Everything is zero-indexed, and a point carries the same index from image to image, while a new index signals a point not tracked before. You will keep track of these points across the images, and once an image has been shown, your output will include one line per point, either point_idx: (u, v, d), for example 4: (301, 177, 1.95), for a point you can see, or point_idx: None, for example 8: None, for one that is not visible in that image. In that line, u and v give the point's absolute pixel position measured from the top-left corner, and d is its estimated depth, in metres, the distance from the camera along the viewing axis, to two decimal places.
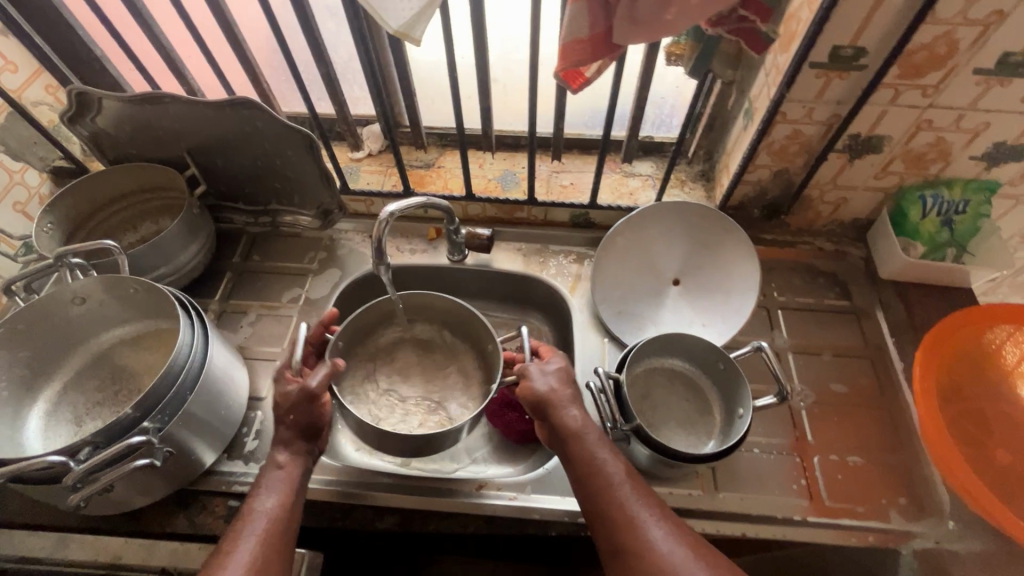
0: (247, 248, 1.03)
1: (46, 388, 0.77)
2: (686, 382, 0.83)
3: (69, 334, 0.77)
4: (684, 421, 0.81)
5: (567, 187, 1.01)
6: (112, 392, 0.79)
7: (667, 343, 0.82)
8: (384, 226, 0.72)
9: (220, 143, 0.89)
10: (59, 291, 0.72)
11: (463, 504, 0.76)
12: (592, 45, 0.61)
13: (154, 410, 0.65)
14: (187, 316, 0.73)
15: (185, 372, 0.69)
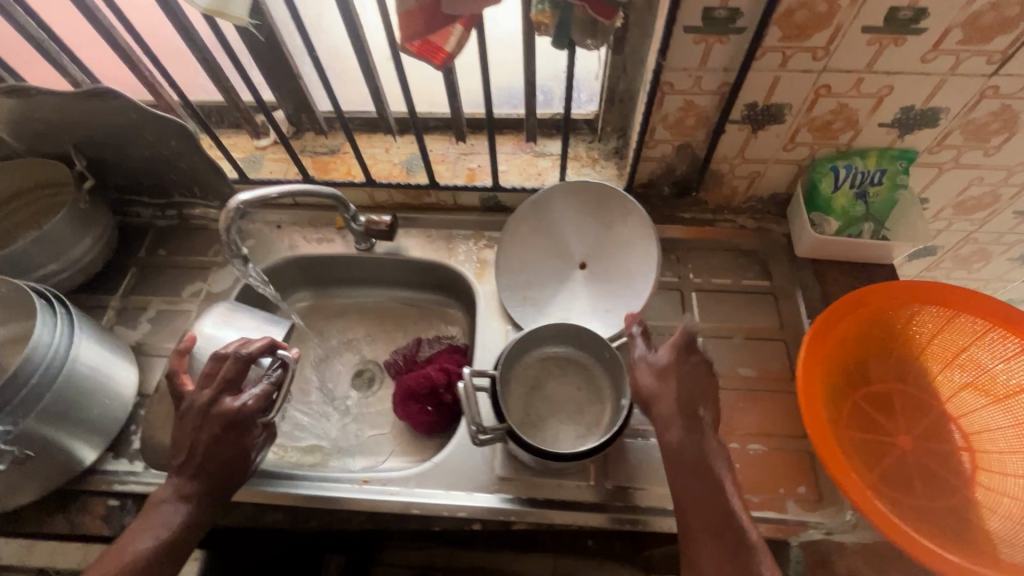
0: (153, 242, 1.01)
1: None
2: (580, 372, 0.81)
3: None
4: (574, 411, 0.79)
5: (474, 169, 0.97)
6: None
7: (556, 333, 0.80)
8: (231, 214, 0.73)
9: (103, 135, 0.86)
10: None
11: (343, 500, 0.74)
12: (423, 17, 0.57)
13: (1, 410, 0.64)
14: (49, 312, 0.72)
15: (39, 371, 0.67)
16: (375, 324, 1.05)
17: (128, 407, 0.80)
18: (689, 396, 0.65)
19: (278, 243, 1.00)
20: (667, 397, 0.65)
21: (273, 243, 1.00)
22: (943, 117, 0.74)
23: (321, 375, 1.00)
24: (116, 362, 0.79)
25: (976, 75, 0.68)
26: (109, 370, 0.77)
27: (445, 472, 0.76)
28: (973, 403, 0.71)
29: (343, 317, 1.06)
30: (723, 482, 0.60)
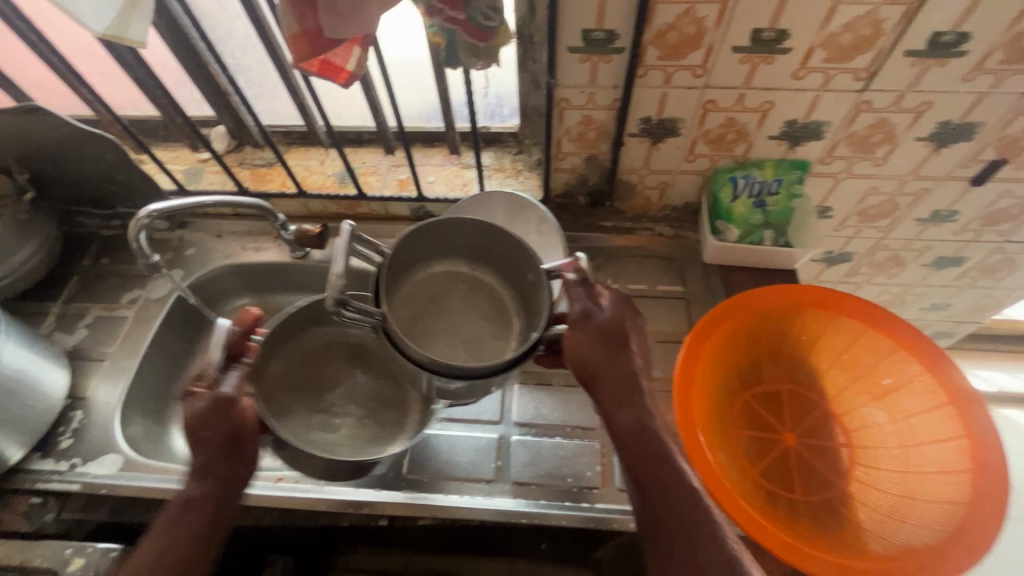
0: (97, 251, 1.05)
1: None
2: (489, 299, 0.72)
3: None
4: (471, 338, 0.72)
5: (403, 180, 1.01)
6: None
7: (468, 248, 0.69)
8: (141, 223, 0.78)
9: (41, 149, 0.91)
10: None
11: (255, 498, 0.78)
12: (309, 41, 0.61)
13: None
14: None
15: None
16: None
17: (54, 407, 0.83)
18: (632, 369, 0.63)
19: (218, 251, 1.04)
20: (610, 372, 0.62)
21: (213, 252, 1.04)
22: (827, 130, 0.78)
23: None
24: (45, 365, 0.83)
25: (848, 90, 0.72)
26: (33, 372, 0.80)
27: None
28: (854, 402, 0.75)
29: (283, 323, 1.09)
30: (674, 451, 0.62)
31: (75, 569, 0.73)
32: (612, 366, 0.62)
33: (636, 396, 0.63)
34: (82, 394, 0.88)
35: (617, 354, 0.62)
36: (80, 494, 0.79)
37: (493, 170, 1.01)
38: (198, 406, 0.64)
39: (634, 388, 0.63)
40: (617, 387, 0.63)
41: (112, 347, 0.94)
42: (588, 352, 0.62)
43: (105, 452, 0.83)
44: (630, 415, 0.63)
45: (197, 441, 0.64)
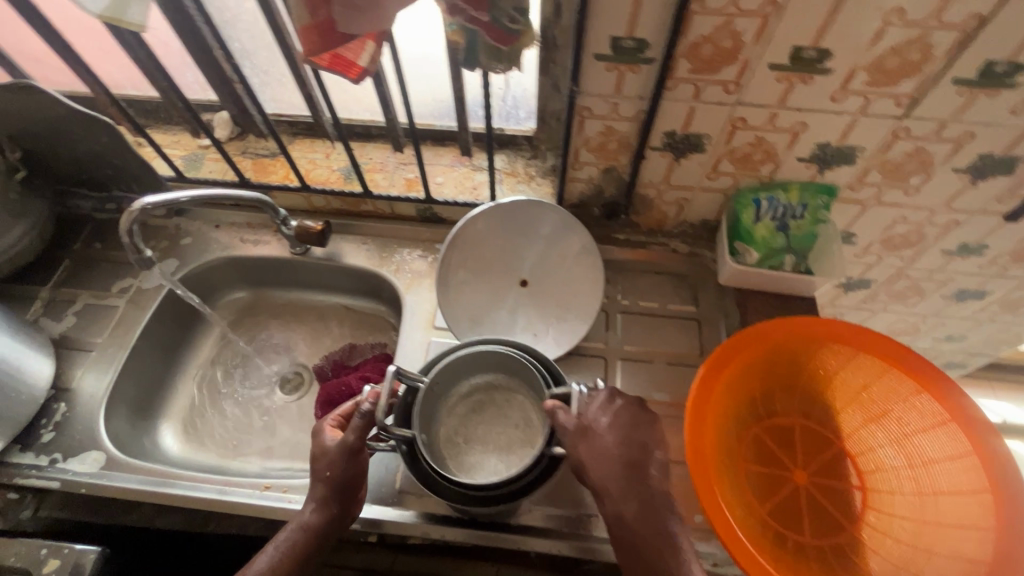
0: (90, 235, 1.01)
1: None
2: (522, 411, 0.75)
3: None
4: (502, 445, 0.74)
5: (411, 180, 0.98)
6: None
7: (508, 363, 0.73)
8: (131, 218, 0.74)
9: (34, 125, 0.86)
10: None
11: (241, 506, 0.75)
12: (319, 33, 0.57)
13: None
14: None
15: None
16: (308, 327, 1.06)
17: (35, 391, 0.80)
18: (623, 454, 0.60)
19: (215, 242, 1.01)
20: (596, 459, 0.59)
21: (210, 242, 1.01)
22: (860, 156, 0.74)
23: (252, 377, 1.00)
24: (22, 352, 0.79)
25: (887, 116, 0.68)
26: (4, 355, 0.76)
27: None
28: (873, 441, 0.72)
29: (278, 319, 1.06)
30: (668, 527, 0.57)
31: (50, 570, 0.71)
32: (596, 453, 0.59)
33: (624, 476, 0.59)
34: (69, 385, 0.85)
35: (598, 440, 0.60)
36: (59, 491, 0.77)
37: (505, 175, 0.97)
38: (347, 440, 0.63)
39: (626, 469, 0.59)
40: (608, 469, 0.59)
41: (99, 337, 0.90)
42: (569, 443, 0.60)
43: (88, 448, 0.80)
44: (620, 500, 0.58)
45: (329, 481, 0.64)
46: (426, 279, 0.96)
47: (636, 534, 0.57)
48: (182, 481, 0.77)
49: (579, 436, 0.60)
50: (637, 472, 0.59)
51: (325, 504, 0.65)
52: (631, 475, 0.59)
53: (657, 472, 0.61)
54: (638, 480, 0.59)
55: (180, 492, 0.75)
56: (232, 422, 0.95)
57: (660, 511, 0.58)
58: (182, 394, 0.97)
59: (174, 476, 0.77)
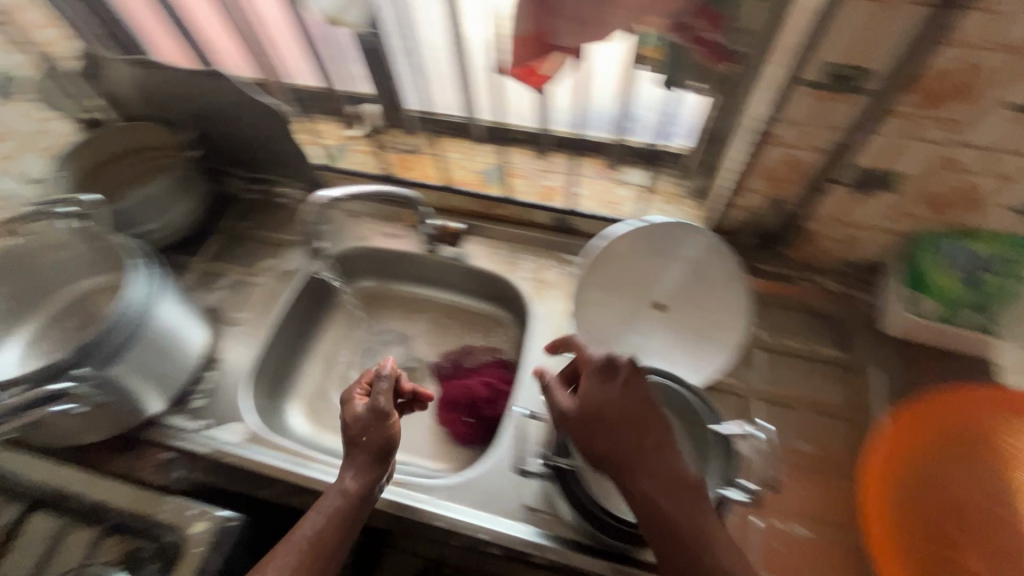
0: (239, 213, 1.07)
1: (27, 323, 0.86)
2: None
3: (47, 277, 0.85)
4: None
5: (550, 189, 0.96)
6: (74, 327, 0.87)
7: (666, 398, 0.73)
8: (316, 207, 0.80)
9: (214, 108, 0.92)
10: (40, 234, 0.80)
11: (372, 498, 0.76)
12: (533, 43, 0.56)
13: (90, 358, 0.69)
14: (141, 267, 0.77)
15: (128, 325, 0.72)
16: (425, 322, 1.05)
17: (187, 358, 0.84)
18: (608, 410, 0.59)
19: (353, 232, 1.04)
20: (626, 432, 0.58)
21: (347, 231, 1.04)
22: None
23: (370, 366, 1.02)
24: (184, 322, 0.83)
25: None
26: (172, 325, 0.80)
27: (474, 488, 0.77)
28: None
29: (396, 310, 1.07)
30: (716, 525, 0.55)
31: (198, 531, 0.75)
32: (639, 445, 0.58)
33: (666, 471, 0.57)
34: (218, 355, 0.91)
35: (645, 438, 0.58)
36: (206, 457, 0.81)
37: (649, 192, 0.94)
38: (381, 404, 0.69)
39: (619, 433, 0.58)
40: (620, 440, 0.58)
41: (245, 313, 0.96)
42: (603, 427, 0.59)
43: (234, 419, 0.84)
44: (650, 484, 0.56)
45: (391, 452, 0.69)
46: (556, 291, 0.95)
47: (673, 533, 0.54)
48: (318, 463, 0.79)
49: (625, 422, 0.58)
50: (676, 468, 0.57)
51: (367, 471, 0.68)
52: (676, 472, 0.57)
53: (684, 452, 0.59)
54: (630, 445, 0.57)
55: (315, 474, 0.78)
56: None
57: (705, 514, 0.55)
58: (307, 375, 1.00)
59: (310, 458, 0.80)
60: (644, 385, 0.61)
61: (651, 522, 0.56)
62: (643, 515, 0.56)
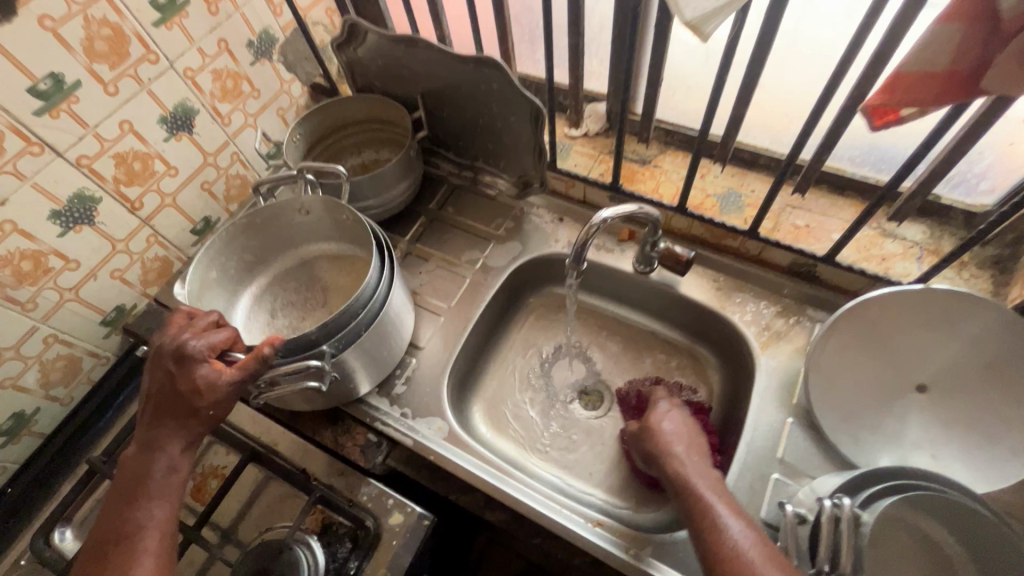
0: (444, 197, 1.06)
1: (260, 277, 0.91)
2: (939, 561, 0.62)
3: (287, 236, 0.89)
4: None
5: (799, 228, 0.84)
6: (302, 289, 0.91)
7: (964, 519, 0.58)
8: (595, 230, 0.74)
9: (452, 91, 0.89)
10: (294, 199, 0.83)
11: (572, 534, 0.71)
12: (942, 82, 0.45)
13: (334, 337, 0.73)
14: (382, 257, 0.79)
15: (366, 309, 0.75)
16: (613, 345, 0.99)
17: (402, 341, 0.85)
18: (669, 436, 0.69)
19: (557, 236, 0.98)
20: (679, 456, 0.67)
21: (552, 234, 0.99)
22: None
23: (552, 379, 0.97)
24: (405, 306, 0.85)
25: None
26: (398, 306, 0.82)
27: (686, 554, 0.70)
28: None
29: (586, 325, 1.01)
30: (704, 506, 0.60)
31: (396, 523, 0.75)
32: (693, 473, 0.64)
33: (718, 498, 0.61)
34: (419, 342, 0.90)
35: (660, 449, 0.69)
36: (406, 447, 0.81)
37: (927, 252, 0.79)
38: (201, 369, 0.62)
39: (655, 448, 0.69)
40: (675, 460, 0.66)
41: (445, 303, 0.94)
42: (661, 449, 0.68)
43: (432, 413, 0.83)
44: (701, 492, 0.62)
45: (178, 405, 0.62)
46: (787, 344, 0.83)
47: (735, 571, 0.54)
48: (516, 483, 0.76)
49: (648, 441, 0.70)
50: (702, 489, 0.62)
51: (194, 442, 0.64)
52: (697, 490, 0.62)
53: (695, 463, 0.66)
54: (671, 461, 0.66)
55: (514, 494, 0.74)
56: (529, 418, 0.93)
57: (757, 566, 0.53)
58: (490, 376, 0.97)
59: (506, 475, 0.77)
60: (669, 409, 0.74)
61: (716, 560, 0.55)
62: (706, 551, 0.57)
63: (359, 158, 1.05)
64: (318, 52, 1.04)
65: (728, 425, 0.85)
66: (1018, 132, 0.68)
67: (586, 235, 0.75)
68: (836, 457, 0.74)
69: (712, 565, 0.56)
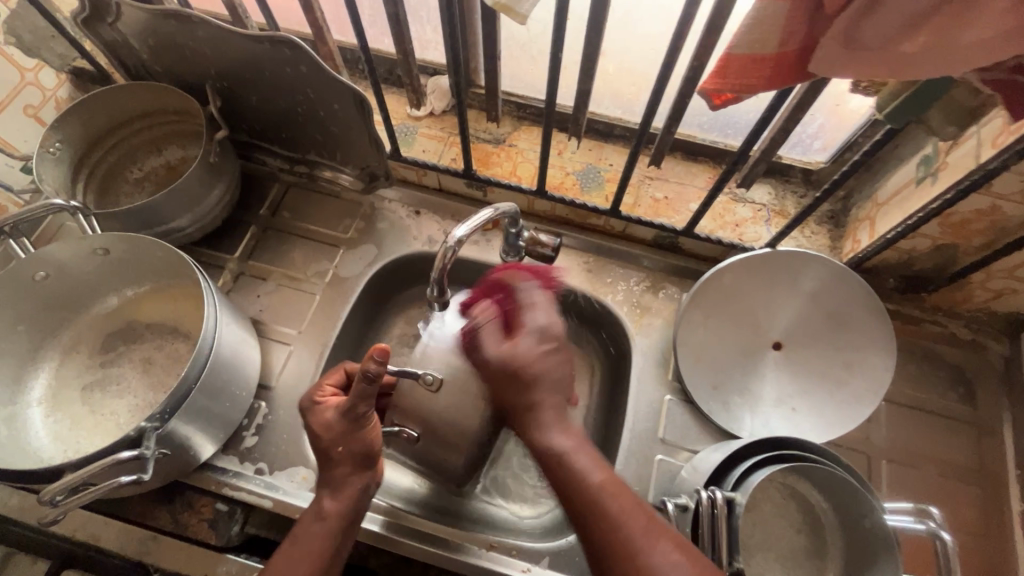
0: (277, 200, 0.89)
1: (51, 351, 0.71)
2: (803, 512, 0.67)
3: (76, 292, 0.71)
4: (783, 554, 0.66)
5: (658, 202, 0.84)
6: (112, 355, 0.73)
7: (822, 477, 0.62)
8: (448, 253, 0.60)
9: (255, 73, 0.73)
10: (78, 243, 0.64)
11: (466, 564, 0.66)
12: (774, 67, 0.42)
13: (156, 406, 0.57)
14: (207, 293, 0.65)
15: (196, 357, 0.61)
16: None
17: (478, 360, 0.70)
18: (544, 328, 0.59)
19: (416, 232, 0.87)
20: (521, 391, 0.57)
21: (410, 230, 0.87)
22: None
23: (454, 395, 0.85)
24: None
25: None
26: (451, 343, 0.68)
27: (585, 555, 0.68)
28: None
29: None
30: (569, 478, 0.52)
31: None
32: (524, 372, 0.57)
33: (586, 469, 0.52)
34: (268, 382, 0.77)
35: (523, 397, 0.57)
36: (267, 510, 0.70)
37: (773, 214, 0.82)
38: (329, 415, 0.59)
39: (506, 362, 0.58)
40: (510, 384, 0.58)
41: (295, 329, 0.81)
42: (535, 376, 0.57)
43: (293, 462, 0.72)
44: (555, 445, 0.54)
45: (324, 457, 0.60)
46: (659, 320, 0.82)
47: (565, 477, 0.52)
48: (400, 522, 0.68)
49: (509, 366, 0.58)
50: (536, 394, 0.57)
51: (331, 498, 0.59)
52: (531, 390, 0.57)
53: (547, 405, 0.56)
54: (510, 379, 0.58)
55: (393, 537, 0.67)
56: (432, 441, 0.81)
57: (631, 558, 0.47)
58: None
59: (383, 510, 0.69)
60: (536, 339, 0.59)
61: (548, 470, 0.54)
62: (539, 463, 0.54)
63: (161, 158, 0.85)
64: (67, 29, 0.80)
65: (608, 406, 0.83)
66: (838, 95, 0.72)
67: (442, 259, 0.61)
68: (711, 427, 0.75)
69: (548, 475, 0.53)
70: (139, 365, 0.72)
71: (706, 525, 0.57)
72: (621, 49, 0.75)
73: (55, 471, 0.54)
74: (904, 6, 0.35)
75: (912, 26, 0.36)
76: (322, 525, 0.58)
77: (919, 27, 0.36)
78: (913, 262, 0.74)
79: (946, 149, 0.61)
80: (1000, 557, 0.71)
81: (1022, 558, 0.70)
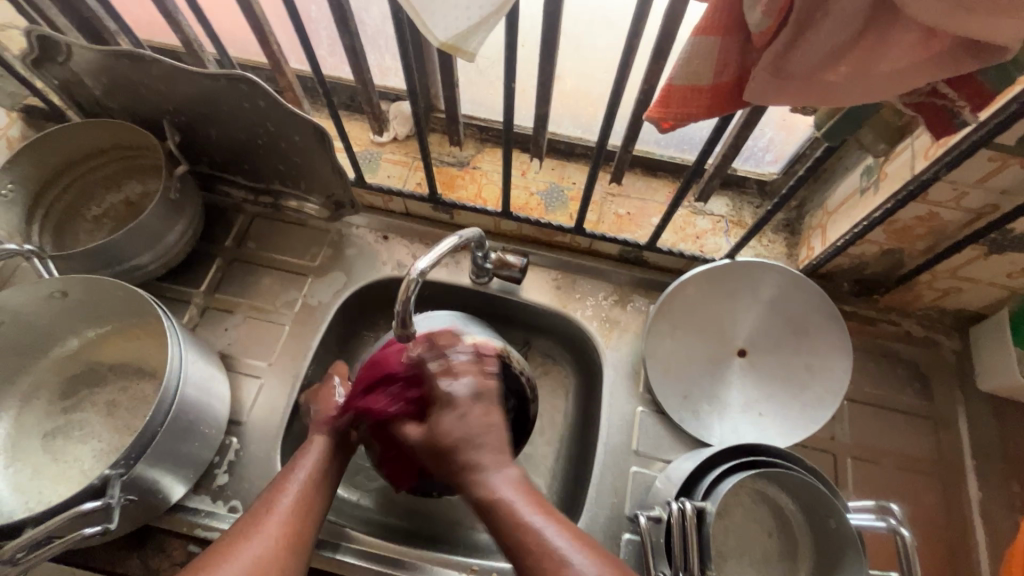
0: (242, 231, 0.89)
1: (9, 398, 0.70)
2: (774, 515, 0.69)
3: (33, 337, 0.69)
4: (757, 558, 0.68)
5: (621, 217, 0.86)
6: (74, 401, 0.71)
7: (789, 481, 0.63)
8: (411, 287, 0.59)
9: (211, 108, 0.72)
10: (33, 289, 0.63)
11: None
12: (711, 98, 0.44)
13: (119, 452, 0.56)
14: (171, 332, 0.64)
15: (160, 399, 0.60)
16: None
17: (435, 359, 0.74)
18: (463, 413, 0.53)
19: (384, 257, 0.87)
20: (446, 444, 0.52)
21: (379, 255, 0.87)
22: None
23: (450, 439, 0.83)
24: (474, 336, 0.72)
25: None
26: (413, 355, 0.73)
27: None
28: None
29: None
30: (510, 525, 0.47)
31: None
32: (460, 428, 0.53)
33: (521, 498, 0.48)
34: (238, 417, 0.76)
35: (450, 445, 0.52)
36: None
37: (731, 224, 0.85)
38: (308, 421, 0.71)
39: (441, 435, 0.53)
40: (443, 435, 0.53)
41: (265, 361, 0.80)
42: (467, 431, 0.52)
43: None
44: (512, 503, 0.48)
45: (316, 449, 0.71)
46: (629, 332, 0.83)
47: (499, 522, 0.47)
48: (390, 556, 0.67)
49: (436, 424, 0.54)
50: (471, 452, 0.52)
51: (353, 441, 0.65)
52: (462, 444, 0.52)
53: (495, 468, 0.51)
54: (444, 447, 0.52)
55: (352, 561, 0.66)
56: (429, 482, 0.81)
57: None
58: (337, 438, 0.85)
59: (344, 534, 0.68)
60: (469, 387, 0.56)
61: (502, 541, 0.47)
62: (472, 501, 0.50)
63: (120, 194, 0.83)
64: (16, 69, 0.79)
65: (584, 419, 0.84)
66: (784, 111, 0.75)
67: (404, 292, 0.60)
68: (682, 436, 0.77)
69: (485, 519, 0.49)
70: (102, 408, 0.71)
71: (678, 535, 0.58)
72: (577, 73, 0.77)
73: (15, 528, 0.52)
74: (824, 42, 0.38)
75: (832, 58, 0.39)
76: (318, 455, 0.59)
77: (837, 59, 0.38)
78: (865, 265, 0.77)
79: (885, 160, 0.64)
80: (962, 544, 0.74)
81: (982, 546, 0.73)
